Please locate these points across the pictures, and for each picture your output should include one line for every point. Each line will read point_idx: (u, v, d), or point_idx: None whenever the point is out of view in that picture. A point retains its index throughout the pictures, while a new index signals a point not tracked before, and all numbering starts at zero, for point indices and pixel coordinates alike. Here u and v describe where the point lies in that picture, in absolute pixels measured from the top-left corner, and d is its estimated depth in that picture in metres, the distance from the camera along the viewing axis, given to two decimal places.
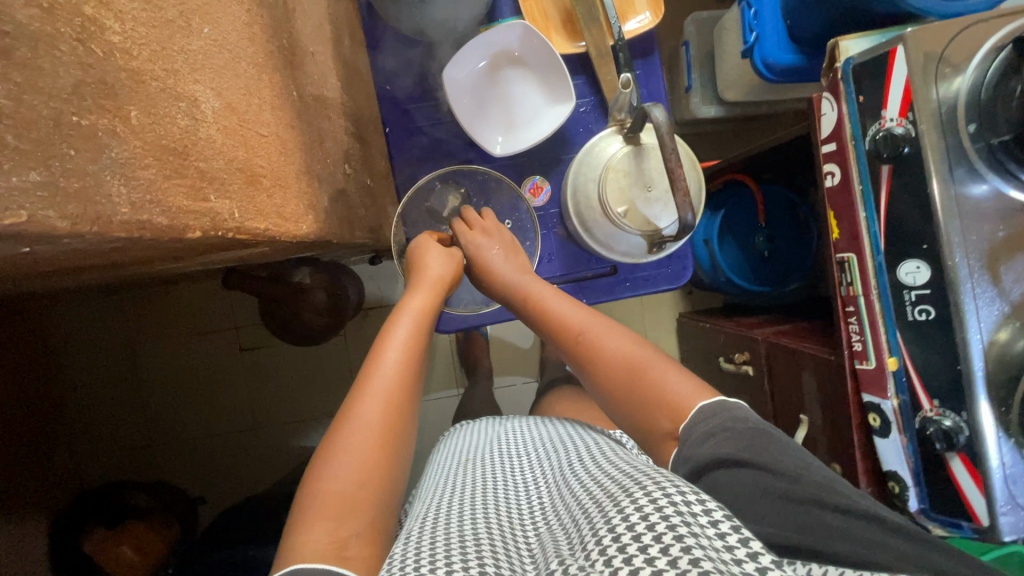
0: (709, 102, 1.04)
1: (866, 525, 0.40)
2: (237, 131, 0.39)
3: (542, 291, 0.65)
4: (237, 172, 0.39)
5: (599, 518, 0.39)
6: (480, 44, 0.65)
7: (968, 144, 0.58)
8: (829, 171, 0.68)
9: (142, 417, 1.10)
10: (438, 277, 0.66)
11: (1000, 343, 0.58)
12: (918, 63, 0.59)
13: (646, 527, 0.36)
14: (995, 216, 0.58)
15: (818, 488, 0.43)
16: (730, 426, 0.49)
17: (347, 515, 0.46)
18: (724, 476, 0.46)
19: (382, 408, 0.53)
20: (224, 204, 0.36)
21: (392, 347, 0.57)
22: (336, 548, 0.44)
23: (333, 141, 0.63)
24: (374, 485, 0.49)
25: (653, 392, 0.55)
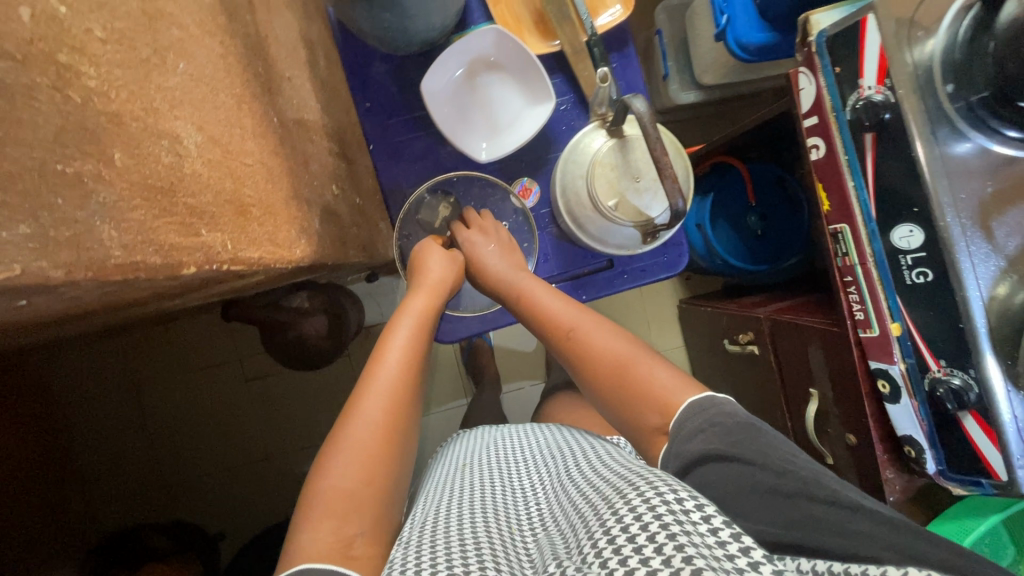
0: (688, 88, 1.04)
1: (852, 515, 0.39)
2: (222, 163, 0.39)
3: (534, 288, 0.66)
4: (226, 204, 0.38)
5: (595, 522, 0.39)
6: (455, 53, 0.65)
7: (947, 103, 0.59)
8: (814, 144, 0.69)
9: (150, 458, 1.09)
10: (440, 280, 0.67)
11: (999, 298, 0.58)
12: (889, 29, 0.59)
13: (640, 528, 0.36)
14: (983, 172, 0.58)
15: (806, 482, 0.43)
16: (718, 422, 0.49)
17: (352, 513, 0.47)
18: (712, 473, 0.46)
19: (386, 404, 0.54)
20: (216, 237, 0.37)
21: (394, 348, 0.58)
22: (342, 546, 0.45)
23: (318, 164, 0.63)
24: (378, 481, 0.50)
25: (640, 387, 0.56)
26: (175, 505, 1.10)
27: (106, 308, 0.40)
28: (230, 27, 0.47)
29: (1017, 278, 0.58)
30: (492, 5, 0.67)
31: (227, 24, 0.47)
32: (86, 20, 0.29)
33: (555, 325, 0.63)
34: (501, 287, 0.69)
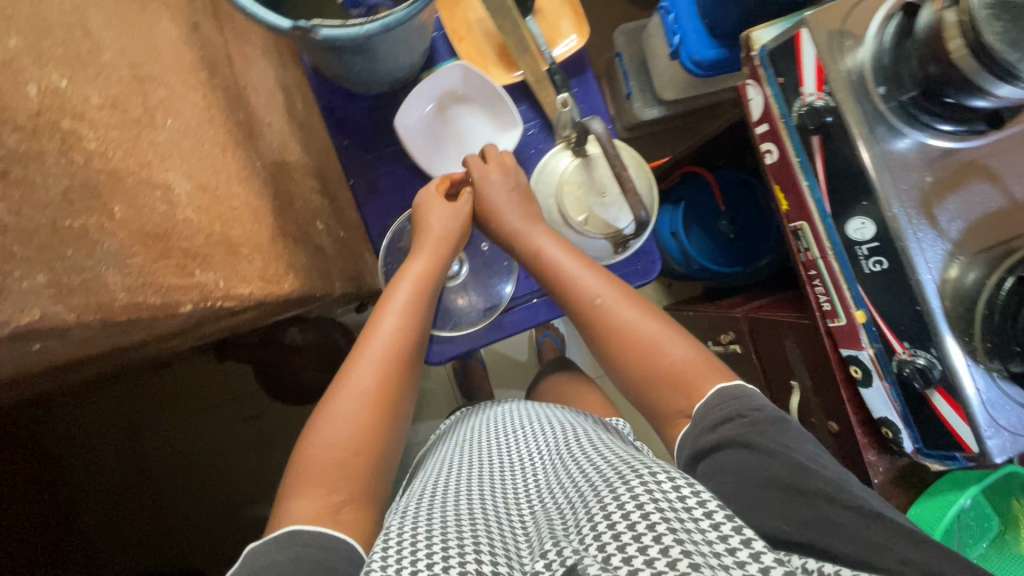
0: (651, 104, 1.09)
1: (871, 525, 0.41)
2: (211, 208, 0.42)
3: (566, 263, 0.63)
4: (217, 244, 0.41)
5: (594, 502, 0.41)
6: (425, 89, 0.69)
7: (881, 103, 0.63)
8: (768, 149, 0.73)
9: (150, 505, 1.09)
10: (442, 237, 0.66)
11: (952, 279, 0.62)
12: (823, 40, 0.64)
13: (641, 515, 0.38)
14: (921, 165, 0.63)
15: (828, 485, 0.45)
16: (748, 414, 0.52)
17: (341, 480, 0.50)
18: (731, 459, 0.49)
19: (376, 375, 0.57)
20: (211, 277, 0.39)
21: (390, 316, 0.62)
22: (328, 511, 0.48)
23: (301, 201, 0.67)
24: (366, 452, 0.53)
25: (657, 365, 0.59)
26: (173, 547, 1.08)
27: (108, 352, 0.43)
28: (212, 81, 0.50)
29: (965, 259, 0.62)
30: (456, 42, 0.71)
31: (208, 79, 0.50)
32: (83, 89, 0.32)
33: (580, 296, 0.63)
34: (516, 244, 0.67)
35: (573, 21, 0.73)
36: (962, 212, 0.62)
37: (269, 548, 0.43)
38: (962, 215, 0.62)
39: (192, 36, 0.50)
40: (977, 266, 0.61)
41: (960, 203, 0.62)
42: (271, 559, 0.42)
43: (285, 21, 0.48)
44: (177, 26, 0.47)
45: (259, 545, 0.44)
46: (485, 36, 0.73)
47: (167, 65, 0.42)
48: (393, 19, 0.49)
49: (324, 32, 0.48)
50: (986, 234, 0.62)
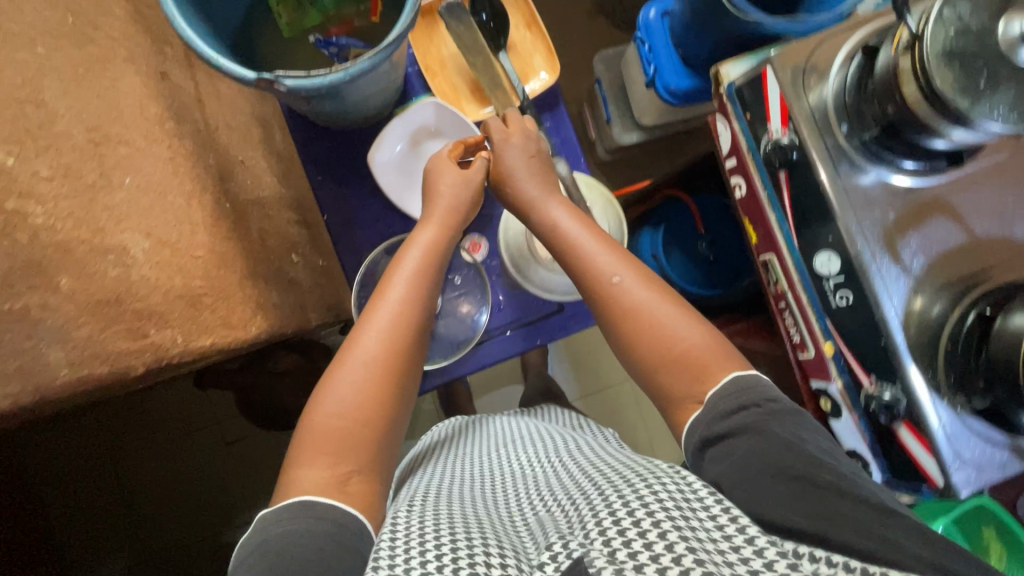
0: (630, 130, 1.10)
1: (884, 519, 0.39)
2: (171, 262, 0.47)
3: (581, 236, 0.62)
4: (177, 299, 0.47)
5: (600, 503, 0.40)
6: (397, 126, 0.70)
7: (845, 142, 0.64)
8: (738, 182, 0.75)
9: (132, 529, 1.09)
10: (449, 206, 0.65)
11: (917, 310, 0.63)
12: (786, 78, 0.65)
13: (647, 513, 0.37)
14: (884, 202, 0.64)
15: (838, 477, 0.43)
16: (762, 405, 0.50)
17: (347, 451, 0.51)
18: (742, 445, 0.47)
19: (384, 343, 0.57)
20: (166, 335, 0.46)
21: (398, 287, 0.60)
22: (337, 481, 0.49)
23: (276, 238, 0.68)
24: (374, 423, 0.54)
25: (668, 347, 0.57)
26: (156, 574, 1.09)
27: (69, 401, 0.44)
28: (180, 130, 0.52)
29: (928, 292, 0.63)
30: (429, 78, 0.72)
31: (176, 128, 0.52)
32: (32, 167, 0.40)
33: (597, 273, 0.60)
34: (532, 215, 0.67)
35: (544, 58, 0.74)
36: (926, 247, 0.63)
37: (282, 516, 0.45)
38: (924, 250, 0.63)
39: (160, 86, 0.51)
40: (940, 298, 0.63)
41: (922, 239, 0.63)
42: (284, 529, 0.44)
43: (249, 72, 0.48)
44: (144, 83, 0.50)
45: (274, 511, 0.46)
46: (458, 71, 0.73)
47: (121, 131, 0.46)
48: (355, 69, 0.49)
49: (288, 82, 0.48)
50: (949, 270, 0.63)
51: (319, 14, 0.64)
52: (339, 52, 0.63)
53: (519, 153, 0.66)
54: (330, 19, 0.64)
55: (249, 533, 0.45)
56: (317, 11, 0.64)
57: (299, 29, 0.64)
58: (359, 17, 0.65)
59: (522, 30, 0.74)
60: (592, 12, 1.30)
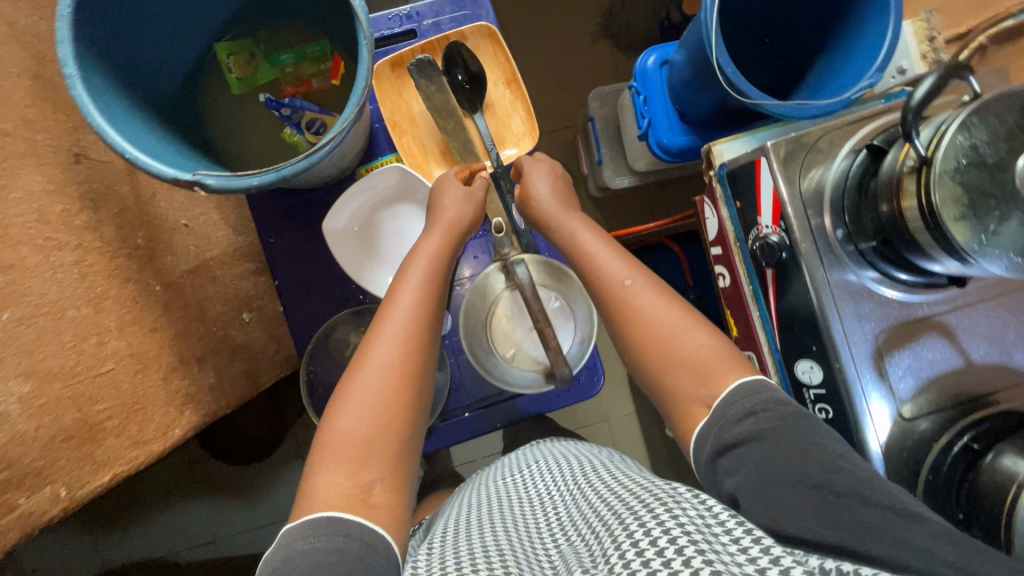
0: (622, 173, 1.04)
1: (908, 526, 0.38)
2: (61, 401, 0.41)
3: (597, 250, 0.61)
4: (66, 451, 0.42)
5: (620, 530, 0.41)
6: (358, 191, 0.64)
7: (839, 246, 0.59)
8: (722, 271, 0.72)
9: (99, 538, 1.13)
10: (455, 220, 0.62)
11: (904, 423, 0.59)
12: (782, 175, 0.59)
13: (669, 540, 0.38)
14: (877, 317, 0.59)
15: (860, 483, 0.41)
16: (772, 408, 0.47)
17: (368, 459, 0.48)
18: (756, 454, 0.44)
19: (399, 346, 0.53)
20: (46, 494, 0.41)
21: (408, 290, 0.57)
22: (360, 494, 0.46)
23: (219, 303, 0.62)
24: (394, 428, 0.50)
25: (680, 354, 0.53)
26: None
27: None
28: (97, 217, 0.48)
29: (916, 408, 0.59)
30: (396, 137, 0.66)
31: (92, 217, 0.47)
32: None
33: (607, 280, 0.58)
34: (552, 229, 0.64)
35: (525, 120, 0.68)
36: (917, 368, 0.58)
37: (306, 533, 0.43)
38: (914, 374, 0.58)
39: (73, 170, 0.47)
40: (928, 415, 0.59)
41: (913, 360, 0.58)
42: (309, 546, 0.41)
43: (175, 170, 0.43)
44: (48, 173, 0.44)
45: (297, 526, 0.43)
46: (429, 130, 0.68)
47: (6, 249, 0.39)
48: (289, 169, 0.44)
49: (210, 182, 0.42)
50: (938, 393, 0.59)
51: (274, 70, 0.59)
52: (293, 114, 0.58)
53: (544, 179, 0.65)
54: (287, 77, 0.60)
55: (271, 549, 0.43)
56: (272, 66, 0.59)
57: (251, 86, 0.59)
58: (318, 76, 0.60)
59: (502, 87, 0.68)
60: (596, 33, 1.22)
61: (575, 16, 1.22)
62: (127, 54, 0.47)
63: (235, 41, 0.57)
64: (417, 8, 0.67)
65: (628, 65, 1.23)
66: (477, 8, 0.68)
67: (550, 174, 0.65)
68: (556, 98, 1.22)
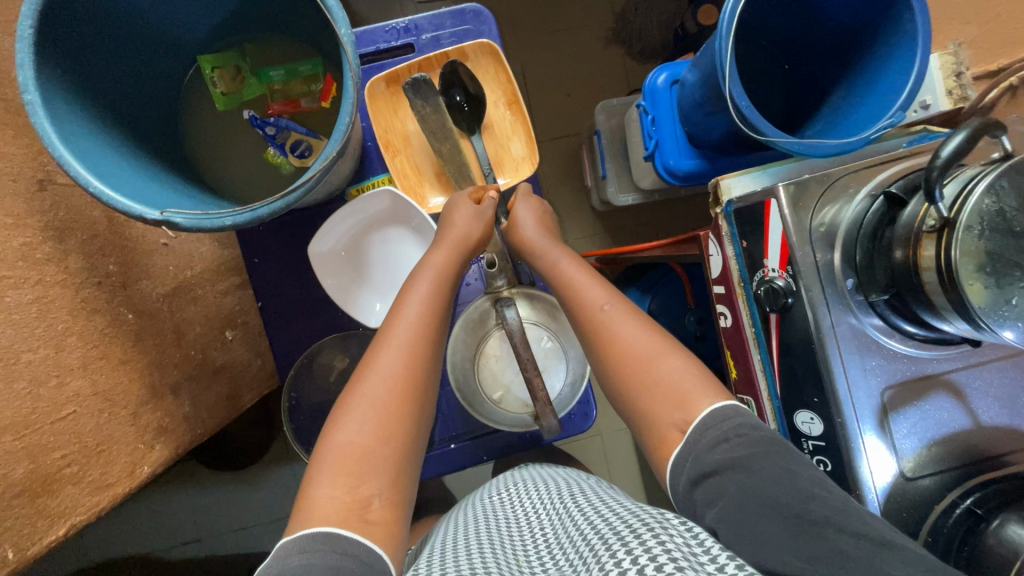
0: (626, 190, 1.01)
1: (884, 554, 0.36)
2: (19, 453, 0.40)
3: (578, 274, 0.58)
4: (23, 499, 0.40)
5: (606, 557, 0.40)
6: (347, 215, 0.61)
7: (849, 295, 0.56)
8: (724, 311, 0.69)
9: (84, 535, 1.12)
10: (464, 236, 0.59)
11: (907, 481, 0.56)
12: (792, 217, 0.56)
13: (655, 569, 0.36)
14: (883, 371, 0.56)
15: (834, 511, 0.39)
16: (744, 433, 0.45)
17: (368, 472, 0.45)
18: (730, 482, 0.43)
19: (404, 360, 0.51)
20: None
21: (413, 303, 0.55)
22: (359, 509, 0.43)
23: (200, 324, 0.60)
24: (396, 442, 0.48)
25: (662, 385, 0.50)
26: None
27: None
28: (63, 247, 0.45)
29: (917, 464, 0.56)
30: (389, 158, 0.63)
31: (57, 248, 0.45)
32: None
33: (586, 303, 0.56)
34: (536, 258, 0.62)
35: (524, 142, 0.65)
36: (922, 427, 0.56)
37: (303, 548, 0.40)
38: (917, 433, 0.56)
39: (38, 199, 0.45)
40: (930, 471, 0.56)
41: (918, 418, 0.56)
42: (305, 562, 0.39)
43: (144, 205, 0.41)
44: (9, 205, 0.42)
45: (294, 541, 0.41)
46: (424, 152, 0.65)
47: None
48: (265, 209, 0.42)
49: (179, 221, 0.40)
50: (943, 454, 0.56)
51: (261, 85, 0.56)
52: (277, 134, 0.56)
53: (531, 213, 0.63)
54: (275, 94, 0.57)
55: (265, 563, 0.40)
56: (259, 81, 0.56)
57: (237, 102, 0.56)
58: (307, 97, 0.57)
59: (502, 108, 0.65)
60: (607, 39, 1.18)
61: (586, 20, 1.17)
62: (96, 70, 0.44)
63: (221, 53, 0.55)
64: (416, 21, 0.64)
65: (639, 73, 1.19)
66: (480, 24, 0.64)
67: (536, 211, 0.64)
68: (562, 105, 1.18)
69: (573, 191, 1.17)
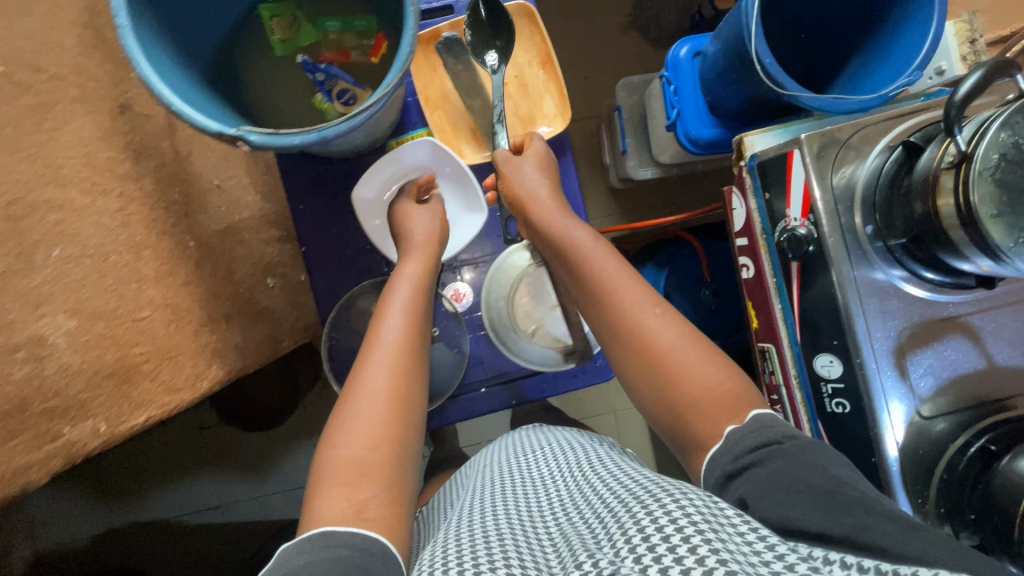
0: (646, 165, 1.04)
1: (915, 532, 0.36)
2: None
3: (593, 249, 0.59)
4: None
5: (625, 519, 0.39)
6: (390, 163, 0.65)
7: (867, 243, 0.59)
8: (746, 263, 0.72)
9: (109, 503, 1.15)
10: (426, 239, 0.63)
11: (920, 424, 0.58)
12: (814, 167, 0.59)
13: (677, 531, 0.35)
14: (900, 311, 0.58)
15: (868, 496, 0.39)
16: (785, 441, 0.45)
17: (362, 479, 0.47)
18: (765, 473, 0.42)
19: (386, 374, 0.54)
20: (88, 427, 0.50)
21: (391, 319, 0.57)
22: (356, 511, 0.45)
23: (247, 266, 0.64)
24: (386, 449, 0.50)
25: (653, 345, 0.53)
26: (136, 553, 1.15)
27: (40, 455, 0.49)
28: (138, 169, 0.55)
29: (936, 407, 0.59)
30: (429, 111, 0.67)
31: None
32: None
33: (596, 271, 0.57)
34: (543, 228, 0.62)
35: (556, 101, 0.69)
36: (938, 368, 0.58)
37: (301, 549, 0.42)
38: (934, 372, 0.58)
39: None
40: (945, 415, 0.59)
41: (935, 360, 0.58)
42: (304, 560, 0.40)
43: (218, 124, 0.44)
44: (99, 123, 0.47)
45: (293, 547, 0.43)
46: (460, 108, 0.68)
47: None
48: (331, 129, 0.45)
49: (252, 138, 0.44)
50: (957, 396, 0.59)
51: (317, 33, 0.59)
52: (326, 80, 0.59)
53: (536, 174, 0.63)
54: (329, 43, 0.60)
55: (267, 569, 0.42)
56: (315, 29, 0.59)
57: (293, 48, 0.60)
58: (359, 50, 0.61)
59: (536, 68, 0.69)
60: (626, 24, 1.22)
61: (606, 6, 1.21)
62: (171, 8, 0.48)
63: (280, 2, 0.58)
64: None
65: (656, 57, 1.23)
66: None
67: (535, 158, 0.63)
68: (582, 87, 1.21)
69: (590, 171, 1.21)
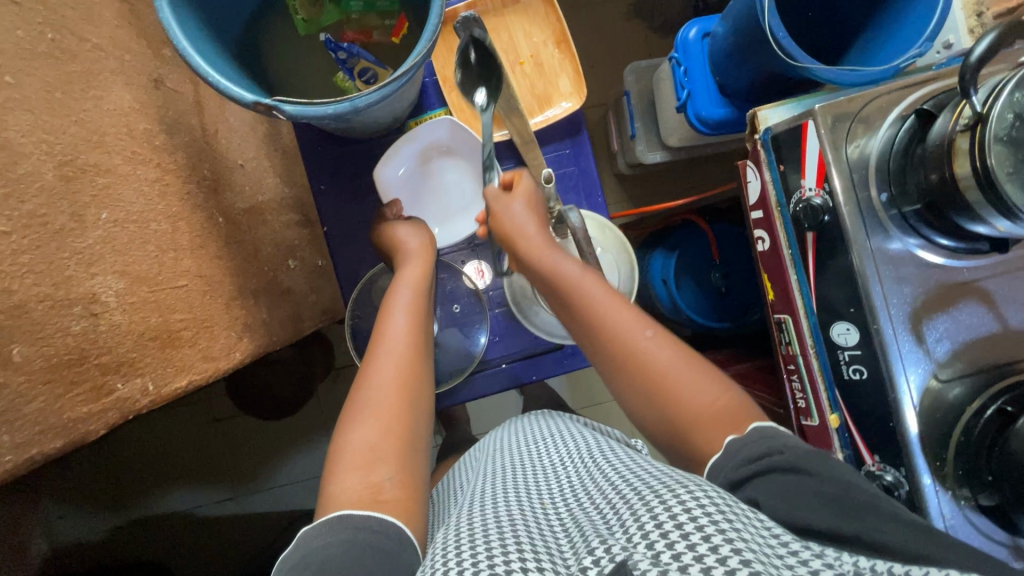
0: (654, 149, 1.05)
1: (926, 537, 0.37)
2: None
3: (587, 279, 0.58)
4: None
5: (637, 508, 0.37)
6: (411, 142, 0.67)
7: (883, 211, 0.60)
8: (761, 236, 0.73)
9: (123, 497, 1.15)
10: (420, 247, 0.65)
11: (935, 390, 0.60)
12: (828, 136, 0.60)
13: (695, 526, 0.33)
14: (916, 277, 0.60)
15: (877, 500, 0.40)
16: (788, 449, 0.44)
17: (377, 463, 0.48)
18: (773, 478, 0.42)
19: (392, 372, 0.55)
20: (139, 384, 0.48)
21: (394, 323, 0.59)
22: (372, 493, 0.46)
23: (270, 246, 0.65)
24: (399, 440, 0.50)
25: (647, 369, 0.53)
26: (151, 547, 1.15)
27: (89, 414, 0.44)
28: (171, 142, 0.54)
29: (952, 370, 0.60)
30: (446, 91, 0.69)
31: None
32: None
33: (586, 297, 0.57)
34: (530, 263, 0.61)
35: (572, 80, 0.70)
36: (953, 332, 0.60)
37: (321, 531, 0.43)
38: (950, 336, 0.60)
39: None
40: (961, 380, 0.60)
41: (950, 324, 0.60)
42: (324, 544, 0.41)
43: (252, 95, 0.45)
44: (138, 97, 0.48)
45: (312, 529, 0.44)
46: None
47: None
48: (362, 100, 0.46)
49: (287, 108, 0.45)
50: (973, 361, 0.60)
51: (340, 12, 0.60)
52: (348, 59, 0.60)
53: (524, 211, 0.62)
54: (351, 22, 0.61)
55: (288, 551, 0.43)
56: (338, 8, 0.60)
57: (315, 27, 0.61)
58: (381, 30, 0.62)
59: (551, 47, 0.70)
60: (629, 12, 1.23)
61: None
62: None
63: None
64: None
65: (660, 45, 1.24)
66: None
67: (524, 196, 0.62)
68: (588, 75, 1.23)
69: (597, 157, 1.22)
